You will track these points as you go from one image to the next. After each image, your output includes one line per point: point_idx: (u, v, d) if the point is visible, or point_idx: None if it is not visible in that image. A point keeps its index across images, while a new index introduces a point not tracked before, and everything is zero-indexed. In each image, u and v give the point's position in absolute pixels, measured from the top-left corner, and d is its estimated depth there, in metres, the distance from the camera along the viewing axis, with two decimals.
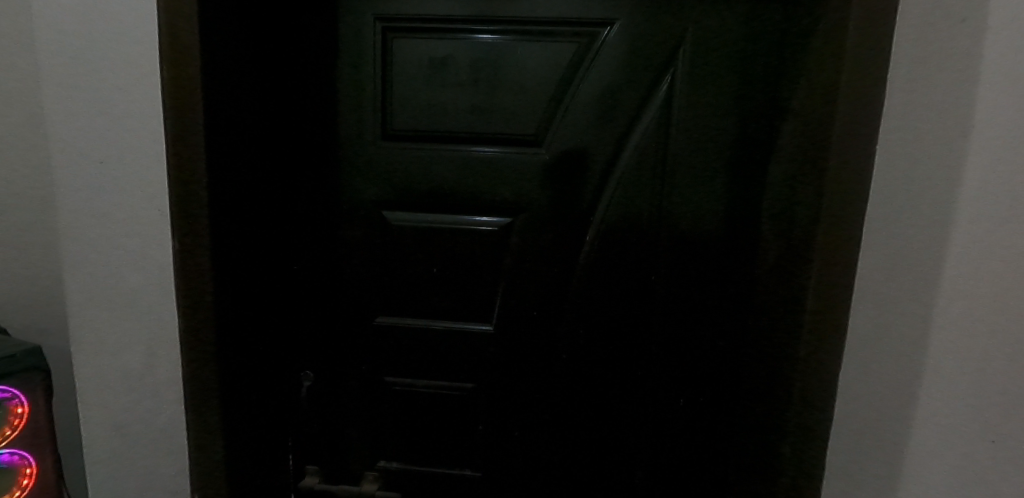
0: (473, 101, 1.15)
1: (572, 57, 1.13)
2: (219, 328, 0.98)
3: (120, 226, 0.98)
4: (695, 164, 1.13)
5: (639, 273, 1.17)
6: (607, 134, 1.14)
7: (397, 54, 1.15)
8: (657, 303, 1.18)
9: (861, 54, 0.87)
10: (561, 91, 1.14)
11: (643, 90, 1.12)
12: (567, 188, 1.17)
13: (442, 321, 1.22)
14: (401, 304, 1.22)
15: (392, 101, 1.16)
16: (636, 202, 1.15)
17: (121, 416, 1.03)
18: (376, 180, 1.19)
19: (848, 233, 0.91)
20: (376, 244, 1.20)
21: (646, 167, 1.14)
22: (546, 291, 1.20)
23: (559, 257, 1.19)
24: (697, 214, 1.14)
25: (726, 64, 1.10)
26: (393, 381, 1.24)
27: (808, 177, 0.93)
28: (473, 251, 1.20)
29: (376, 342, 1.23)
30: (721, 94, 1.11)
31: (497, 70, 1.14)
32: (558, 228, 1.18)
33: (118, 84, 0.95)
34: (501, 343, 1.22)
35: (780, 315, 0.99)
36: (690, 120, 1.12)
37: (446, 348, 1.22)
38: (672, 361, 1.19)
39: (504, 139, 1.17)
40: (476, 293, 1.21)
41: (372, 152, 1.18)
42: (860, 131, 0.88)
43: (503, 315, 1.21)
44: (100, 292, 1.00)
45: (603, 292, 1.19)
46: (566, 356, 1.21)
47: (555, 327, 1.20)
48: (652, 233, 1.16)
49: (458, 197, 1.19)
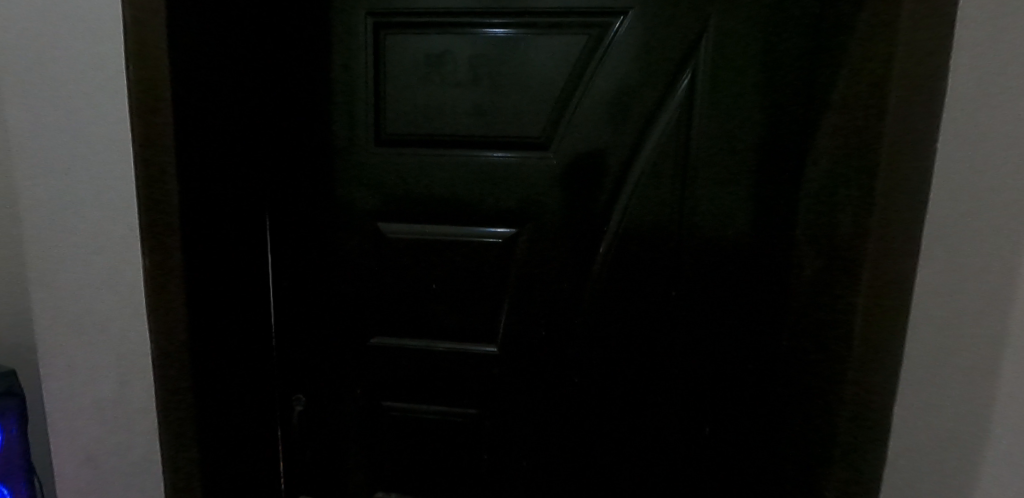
0: (474, 101, 1.06)
1: (582, 52, 1.03)
2: (194, 353, 0.90)
3: (87, 241, 0.90)
4: (720, 167, 1.02)
5: (657, 289, 1.06)
6: (620, 136, 1.04)
7: (390, 52, 1.05)
8: (678, 322, 1.07)
9: (915, 38, 0.75)
10: (571, 89, 1.04)
11: (660, 86, 1.02)
12: (579, 195, 1.06)
13: (443, 342, 1.12)
14: (399, 323, 1.12)
15: (386, 103, 1.07)
16: (655, 210, 1.05)
17: (95, 446, 0.95)
18: (370, 189, 1.10)
19: (901, 242, 0.79)
20: (370, 259, 1.11)
21: (665, 170, 1.04)
22: (556, 309, 1.09)
23: (568, 270, 1.08)
24: (722, 222, 1.03)
25: (753, 56, 0.99)
26: (390, 406, 1.15)
27: (853, 184, 0.82)
28: (475, 265, 1.10)
29: (372, 364, 1.14)
30: (748, 89, 0.99)
31: (499, 67, 1.04)
32: (568, 240, 1.08)
33: (82, 88, 0.87)
34: (508, 365, 1.12)
35: (822, 338, 0.87)
36: (713, 118, 1.01)
37: (448, 371, 1.13)
38: (696, 386, 1.08)
39: (508, 142, 1.07)
40: (479, 311, 1.11)
41: (365, 159, 1.09)
42: (915, 127, 0.76)
43: (510, 334, 1.11)
44: (68, 313, 0.92)
45: (619, 310, 1.08)
46: (579, 380, 1.10)
47: (567, 348, 1.10)
48: (672, 244, 1.05)
49: (459, 207, 1.09)
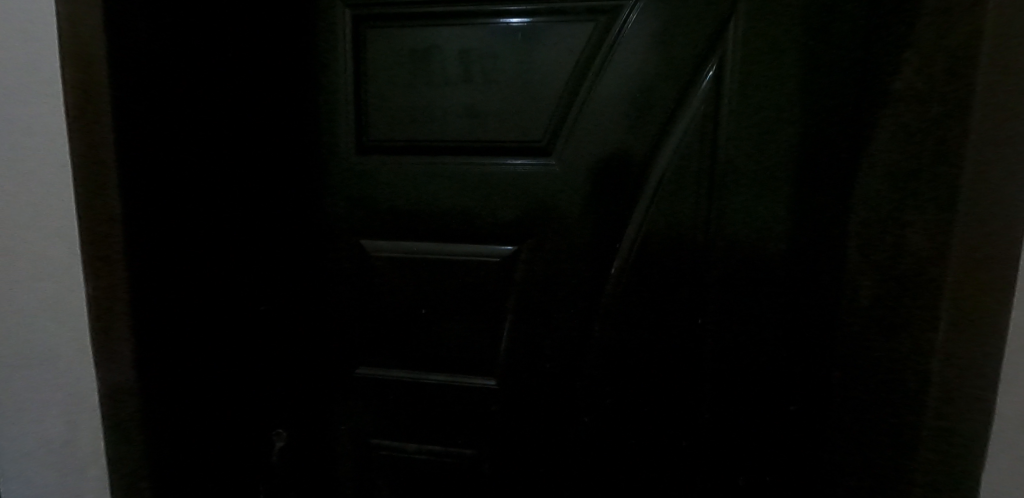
0: (466, 102, 0.93)
1: (587, 41, 0.89)
2: (147, 388, 0.81)
3: (29, 267, 0.81)
4: (754, 172, 0.87)
5: (682, 315, 0.91)
6: (635, 139, 0.90)
7: (372, 49, 0.94)
8: (705, 354, 0.91)
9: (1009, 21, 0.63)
10: (577, 85, 0.90)
11: (681, 79, 0.87)
12: (588, 207, 0.92)
13: (434, 373, 0.99)
14: (386, 352, 1.00)
15: (367, 104, 0.95)
16: (676, 222, 0.90)
17: (43, 490, 0.86)
18: (353, 202, 0.98)
19: (991, 263, 0.67)
20: (354, 280, 0.99)
21: (688, 177, 0.89)
22: (560, 338, 0.96)
23: (577, 292, 0.94)
24: (758, 235, 0.88)
25: (794, 42, 0.84)
26: (379, 444, 1.03)
27: (924, 190, 0.69)
28: (471, 288, 0.97)
29: (358, 396, 1.02)
30: (787, 81, 0.85)
31: (492, 61, 0.91)
32: (576, 259, 0.94)
33: (16, 96, 0.77)
34: (508, 401, 0.98)
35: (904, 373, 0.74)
36: (742, 113, 0.86)
37: (442, 406, 1.00)
38: (727, 429, 0.92)
39: (504, 147, 0.94)
40: (475, 339, 0.98)
41: (346, 168, 0.97)
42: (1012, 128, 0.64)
43: (509, 365, 0.97)
44: (10, 347, 0.83)
45: (635, 339, 0.93)
46: (589, 419, 0.96)
47: (576, 382, 0.96)
48: (697, 263, 0.90)
49: (451, 221, 0.96)
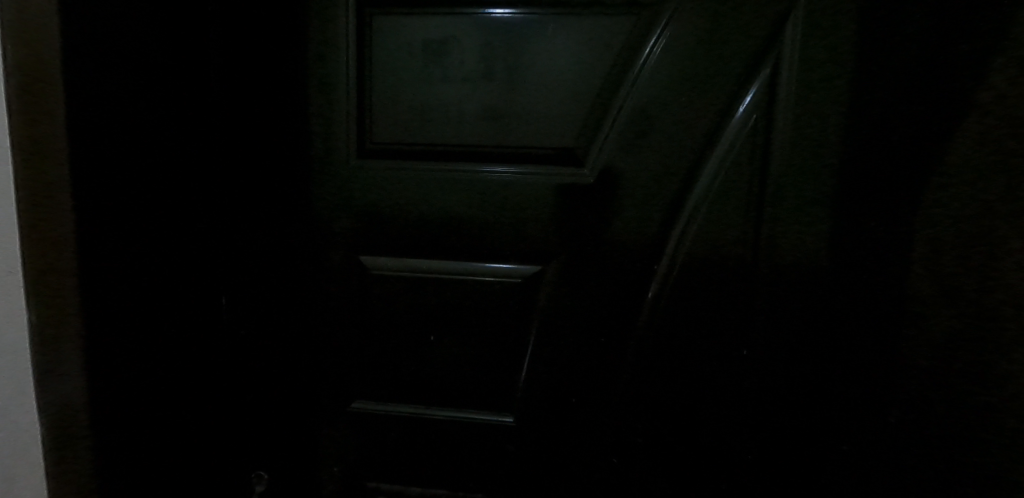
0: (486, 102, 0.82)
1: (626, 40, 0.80)
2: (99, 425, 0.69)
3: None
4: (809, 187, 0.79)
5: (724, 344, 0.83)
6: (677, 150, 0.81)
7: (380, 39, 0.81)
8: (748, 388, 0.83)
9: None
10: (613, 86, 0.81)
11: (730, 85, 0.79)
12: (622, 223, 0.83)
13: (442, 408, 0.88)
14: (387, 383, 0.89)
15: (371, 101, 0.83)
16: (722, 241, 0.81)
17: None
18: (353, 213, 0.86)
19: None
20: (352, 303, 0.88)
21: (735, 192, 0.80)
22: (588, 369, 0.86)
23: (606, 318, 0.84)
24: (809, 259, 0.80)
25: (858, 45, 0.76)
26: (376, 488, 0.91)
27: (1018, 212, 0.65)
28: (487, 313, 0.86)
29: (354, 433, 0.90)
30: (848, 88, 0.77)
31: (520, 55, 0.81)
32: (608, 280, 0.84)
33: None
34: (526, 440, 0.88)
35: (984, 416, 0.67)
36: (797, 123, 0.78)
37: (449, 445, 0.89)
38: (772, 470, 0.84)
39: (528, 155, 0.83)
40: (490, 370, 0.87)
41: (346, 175, 0.85)
42: None
43: (529, 400, 0.87)
44: None
45: (671, 370, 0.84)
46: (619, 459, 0.86)
47: (602, 419, 0.86)
48: (742, 288, 0.82)
49: (467, 236, 0.85)
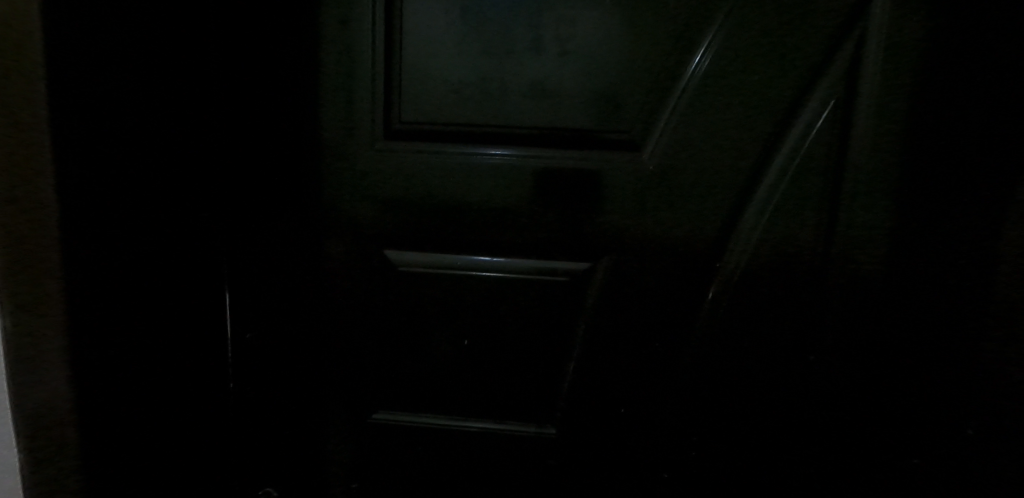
0: (532, 80, 0.73)
1: (690, 12, 0.71)
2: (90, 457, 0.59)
3: None
4: (890, 182, 0.71)
5: (788, 353, 0.76)
6: (746, 137, 0.73)
7: (410, 6, 0.71)
8: (813, 400, 0.76)
9: None
10: (675, 64, 0.72)
11: (806, 65, 0.71)
12: (681, 218, 0.75)
13: (475, 420, 0.80)
14: (414, 393, 0.80)
15: (400, 77, 0.73)
16: (791, 240, 0.74)
17: None
18: (378, 204, 0.76)
19: None
20: (375, 304, 0.78)
21: (807, 184, 0.73)
22: (638, 377, 0.78)
23: (660, 322, 0.77)
24: (888, 259, 0.72)
25: (952, 23, 0.68)
26: None
27: None
28: (528, 315, 0.78)
29: (374, 449, 0.81)
30: (939, 72, 0.69)
31: (570, 27, 0.71)
32: (663, 280, 0.76)
33: None
34: (568, 454, 0.80)
35: None
36: (881, 110, 0.70)
37: (481, 461, 0.81)
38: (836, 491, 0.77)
39: (579, 139, 0.74)
40: (530, 378, 0.79)
41: (371, 160, 0.75)
42: None
43: (573, 411, 0.79)
44: None
45: (728, 380, 0.77)
46: (670, 476, 0.79)
47: (653, 431, 0.79)
48: (812, 289, 0.75)
49: (507, 230, 0.76)
